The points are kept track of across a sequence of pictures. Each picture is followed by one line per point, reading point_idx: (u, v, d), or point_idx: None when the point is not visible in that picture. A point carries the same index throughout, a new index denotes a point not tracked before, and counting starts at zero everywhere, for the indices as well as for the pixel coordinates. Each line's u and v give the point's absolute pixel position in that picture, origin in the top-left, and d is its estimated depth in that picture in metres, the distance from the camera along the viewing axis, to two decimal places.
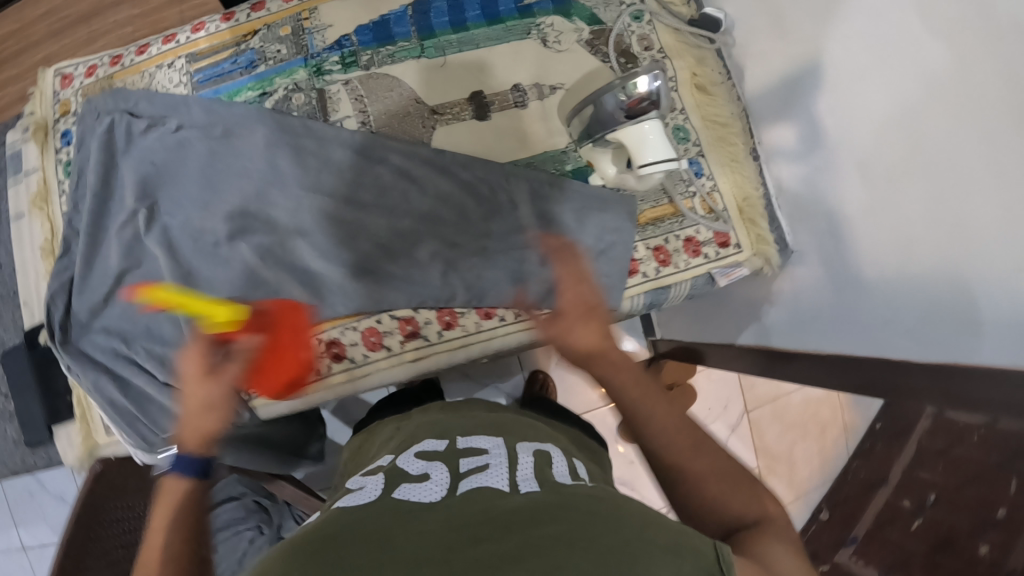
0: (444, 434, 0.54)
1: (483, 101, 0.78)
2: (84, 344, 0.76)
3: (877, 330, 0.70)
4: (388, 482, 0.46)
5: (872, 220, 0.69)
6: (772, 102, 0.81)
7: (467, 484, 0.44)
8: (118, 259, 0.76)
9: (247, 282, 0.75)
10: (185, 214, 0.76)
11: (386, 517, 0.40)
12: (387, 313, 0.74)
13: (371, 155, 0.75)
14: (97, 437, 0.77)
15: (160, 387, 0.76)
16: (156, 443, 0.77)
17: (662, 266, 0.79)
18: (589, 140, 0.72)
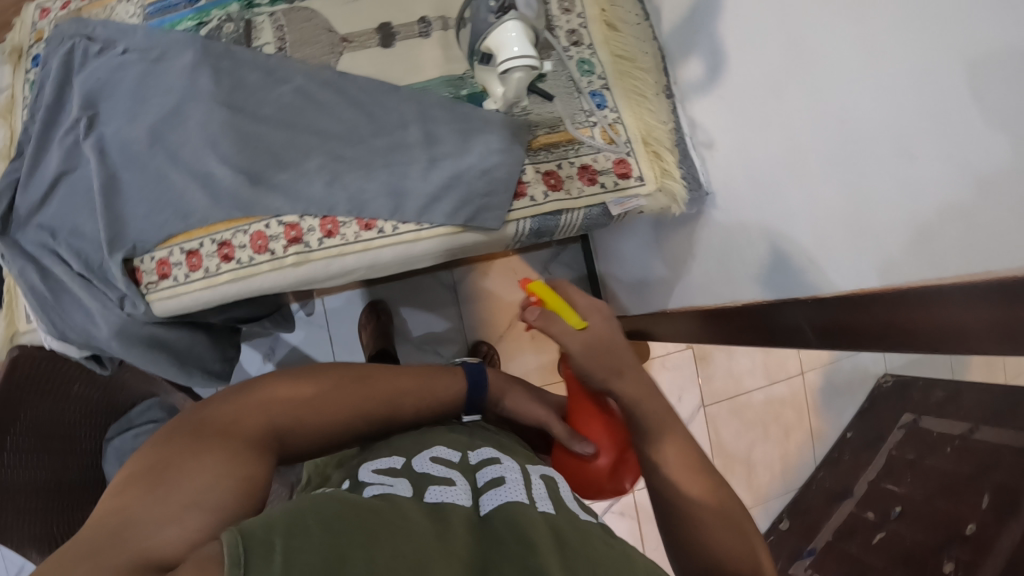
0: (457, 447, 0.69)
1: (390, 31, 0.81)
2: (20, 237, 0.85)
3: (824, 261, 0.66)
4: (416, 485, 0.58)
5: (788, 144, 0.68)
6: (683, 39, 0.81)
7: (486, 500, 0.57)
8: (57, 162, 0.85)
9: (158, 187, 0.81)
10: (116, 124, 0.84)
11: (423, 512, 0.52)
12: (276, 219, 0.77)
13: (279, 76, 0.81)
14: (18, 324, 0.86)
15: (73, 277, 0.82)
16: (68, 332, 0.84)
17: (552, 191, 0.77)
18: (473, 57, 0.72)
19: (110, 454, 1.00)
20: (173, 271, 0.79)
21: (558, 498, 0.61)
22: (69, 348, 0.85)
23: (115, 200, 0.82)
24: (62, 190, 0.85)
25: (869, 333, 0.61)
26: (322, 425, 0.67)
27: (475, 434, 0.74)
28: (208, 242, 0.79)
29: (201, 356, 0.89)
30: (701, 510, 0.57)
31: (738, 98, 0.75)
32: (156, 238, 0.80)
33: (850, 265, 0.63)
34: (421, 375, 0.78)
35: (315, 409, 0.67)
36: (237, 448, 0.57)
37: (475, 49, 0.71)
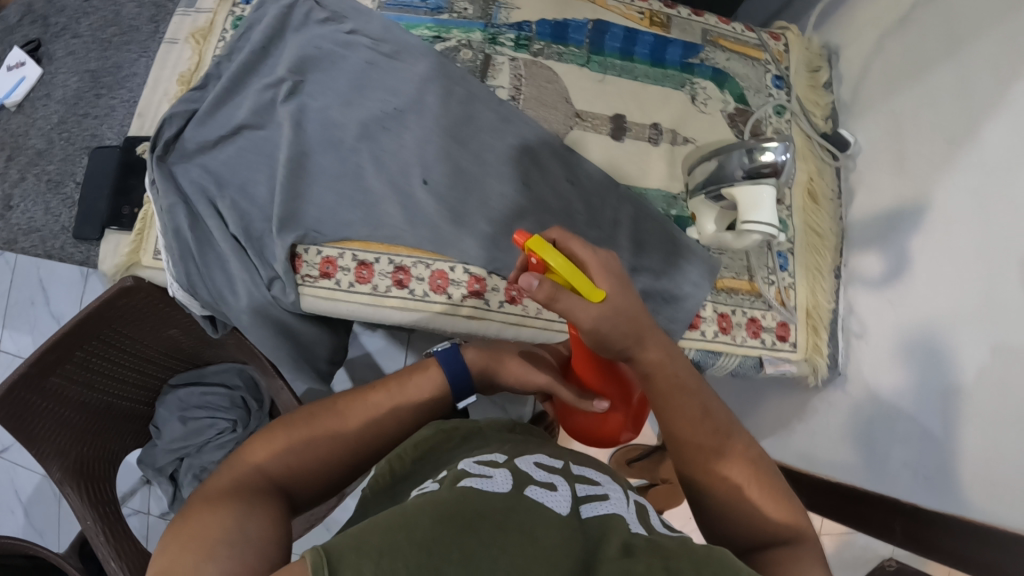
0: (557, 454, 0.53)
1: (622, 125, 0.83)
2: (177, 169, 0.80)
3: (940, 478, 0.70)
4: (517, 480, 0.43)
5: (938, 362, 0.72)
6: (870, 231, 0.86)
7: (589, 510, 0.43)
8: (245, 113, 0.81)
9: (351, 183, 0.79)
10: (324, 101, 0.81)
11: (519, 514, 0.38)
12: (463, 265, 0.76)
13: (505, 123, 0.80)
14: (143, 255, 0.82)
15: (227, 237, 0.78)
16: (198, 288, 0.78)
17: (720, 333, 0.81)
18: (704, 191, 0.77)
19: (170, 400, 0.96)
20: (338, 274, 0.77)
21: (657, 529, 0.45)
22: (191, 305, 0.79)
23: (299, 178, 0.79)
24: (240, 142, 0.81)
25: (964, 559, 0.64)
26: (324, 453, 0.56)
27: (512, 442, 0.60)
28: (386, 260, 0.77)
29: (316, 354, 0.87)
30: (765, 518, 0.47)
31: (909, 300, 0.78)
32: (333, 235, 0.77)
33: (960, 487, 0.67)
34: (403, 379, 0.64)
35: (309, 448, 0.55)
36: (244, 501, 0.47)
37: (711, 186, 0.75)
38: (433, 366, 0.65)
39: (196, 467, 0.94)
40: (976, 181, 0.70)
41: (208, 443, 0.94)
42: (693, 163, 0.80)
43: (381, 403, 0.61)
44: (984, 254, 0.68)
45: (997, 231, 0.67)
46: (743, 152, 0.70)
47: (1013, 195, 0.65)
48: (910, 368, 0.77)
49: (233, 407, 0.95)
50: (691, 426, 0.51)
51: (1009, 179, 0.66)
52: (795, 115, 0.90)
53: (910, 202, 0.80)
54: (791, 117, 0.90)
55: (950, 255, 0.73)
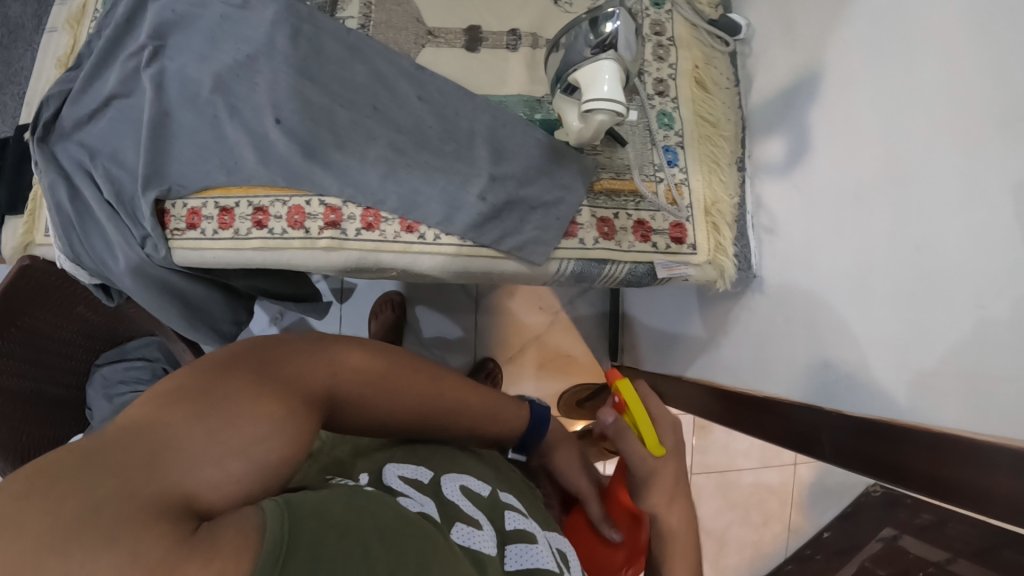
0: (483, 479, 0.64)
1: (477, 35, 0.79)
2: (59, 148, 0.82)
3: (858, 374, 0.63)
4: (445, 515, 0.52)
5: (851, 246, 0.65)
6: (771, 114, 0.77)
7: (512, 554, 0.53)
8: (113, 83, 0.82)
9: (211, 135, 0.79)
10: (182, 60, 0.81)
11: (438, 534, 0.45)
12: (319, 198, 0.75)
13: (356, 53, 0.79)
14: (36, 234, 0.84)
15: (100, 204, 0.79)
16: (83, 257, 0.81)
17: (602, 239, 0.75)
18: (559, 85, 0.71)
19: (96, 381, 0.97)
20: (202, 224, 0.77)
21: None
22: (80, 274, 0.82)
23: (163, 136, 0.79)
24: (111, 113, 0.82)
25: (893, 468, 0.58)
26: (370, 414, 0.59)
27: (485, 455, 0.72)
28: (245, 204, 0.76)
29: (211, 313, 0.89)
30: None
31: (811, 183, 0.71)
32: (195, 185, 0.78)
33: (880, 382, 0.60)
34: (481, 391, 0.72)
35: (374, 391, 0.58)
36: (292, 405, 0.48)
37: (562, 77, 0.69)
38: (524, 409, 0.77)
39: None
40: (865, 34, 0.62)
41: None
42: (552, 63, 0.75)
43: (451, 411, 0.66)
44: (883, 114, 0.61)
45: (894, 103, 0.59)
46: (584, 30, 0.66)
47: (906, 39, 0.58)
48: (828, 272, 0.68)
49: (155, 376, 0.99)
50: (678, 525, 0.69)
51: (900, 21, 0.58)
52: (676, 3, 0.82)
53: (802, 84, 0.72)
54: (672, 5, 0.83)
55: (849, 123, 0.65)
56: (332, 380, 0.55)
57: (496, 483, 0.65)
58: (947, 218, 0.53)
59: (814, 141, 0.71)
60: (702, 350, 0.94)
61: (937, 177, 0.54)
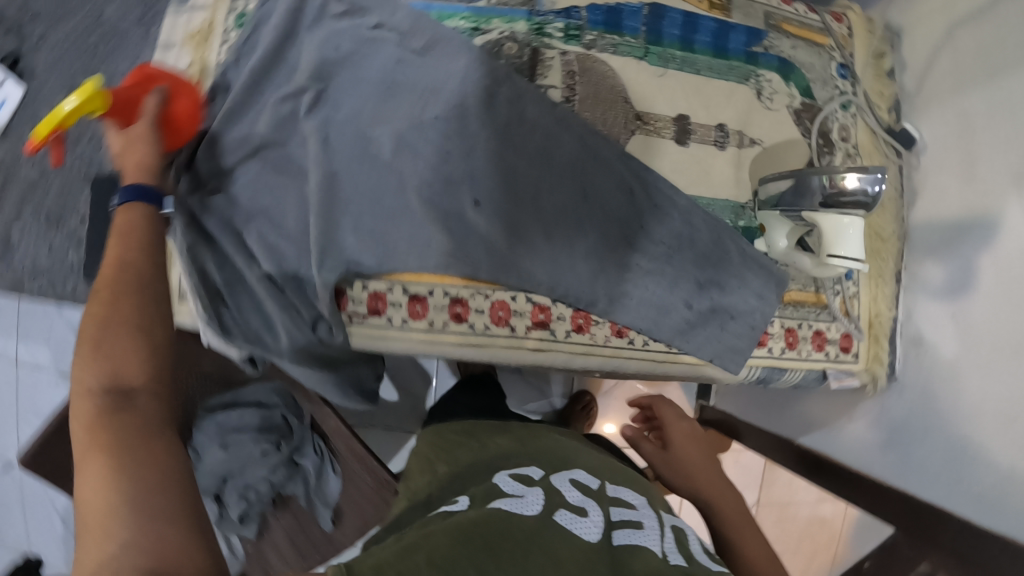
0: (595, 475, 0.65)
1: (687, 127, 0.76)
2: (197, 201, 0.71)
3: (975, 490, 0.74)
4: (548, 502, 0.55)
5: (993, 381, 0.73)
6: (932, 237, 0.83)
7: (620, 536, 0.53)
8: (264, 129, 0.71)
9: (390, 206, 0.71)
10: (357, 113, 0.71)
11: (525, 530, 0.50)
12: (525, 294, 0.71)
13: (563, 126, 0.72)
14: (167, 301, 0.76)
15: (257, 275, 0.70)
16: (233, 334, 0.71)
17: (788, 349, 0.79)
18: (776, 208, 0.74)
19: (206, 427, 0.84)
20: (388, 311, 0.70)
21: (691, 555, 0.55)
22: (228, 349, 0.73)
23: (334, 202, 0.70)
24: (262, 163, 0.72)
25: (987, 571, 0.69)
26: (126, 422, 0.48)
27: (574, 453, 0.72)
28: (440, 293, 0.71)
29: (361, 377, 0.82)
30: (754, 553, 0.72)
31: (967, 315, 0.78)
32: (376, 265, 0.70)
33: (1006, 507, 0.70)
34: (124, 235, 0.58)
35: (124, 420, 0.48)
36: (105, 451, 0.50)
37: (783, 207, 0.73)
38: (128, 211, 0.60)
39: (239, 487, 0.85)
40: None
41: (252, 465, 0.85)
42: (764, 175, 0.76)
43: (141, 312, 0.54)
44: None
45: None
46: (823, 176, 0.68)
47: None
48: (969, 402, 0.76)
49: (273, 427, 0.86)
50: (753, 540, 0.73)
51: None
52: (862, 109, 0.84)
53: (978, 223, 0.77)
54: (857, 111, 0.84)
55: (1020, 277, 0.71)
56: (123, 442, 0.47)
57: (602, 473, 0.67)
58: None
59: (983, 275, 0.76)
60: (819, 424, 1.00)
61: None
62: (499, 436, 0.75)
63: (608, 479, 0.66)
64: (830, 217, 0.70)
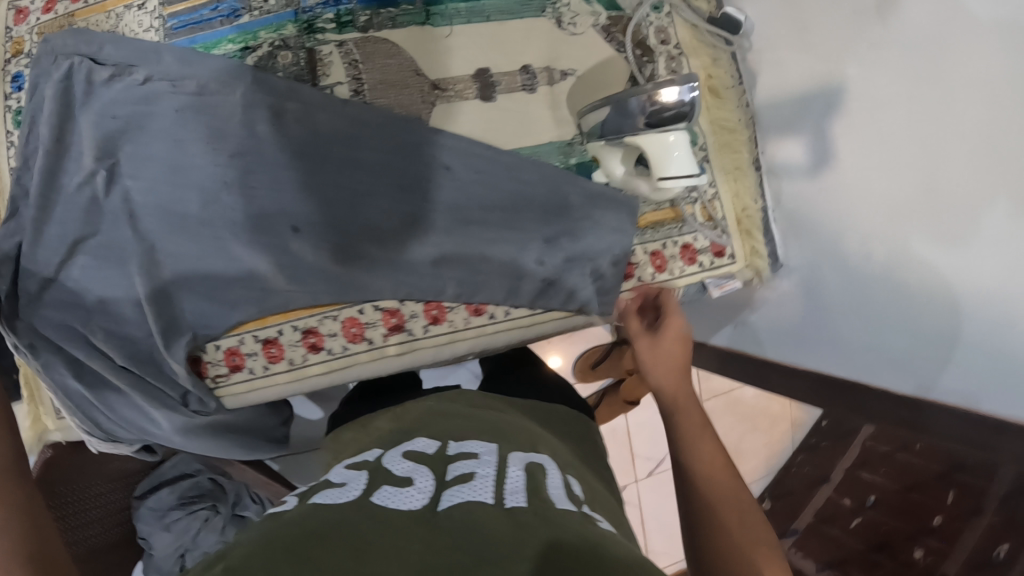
0: (438, 435, 0.54)
1: (489, 80, 0.73)
2: (37, 318, 0.70)
3: (886, 358, 0.70)
4: (372, 481, 0.44)
5: (873, 244, 0.69)
6: (780, 114, 0.80)
7: (449, 497, 0.42)
8: (74, 225, 0.69)
9: (218, 264, 0.69)
10: (154, 181, 0.68)
11: (337, 512, 0.38)
12: (372, 303, 0.71)
13: (362, 125, 0.68)
14: (46, 420, 0.73)
15: (118, 371, 0.69)
16: (121, 436, 0.73)
17: (658, 273, 0.78)
18: (601, 138, 0.70)
19: (145, 514, 0.87)
20: (248, 362, 0.72)
21: (538, 489, 0.44)
22: (121, 448, 0.74)
23: (161, 274, 0.69)
24: (85, 258, 0.70)
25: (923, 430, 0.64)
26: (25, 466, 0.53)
27: (444, 418, 0.58)
28: (289, 329, 0.72)
29: (265, 426, 0.82)
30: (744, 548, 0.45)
31: (834, 189, 0.74)
32: (225, 322, 0.70)
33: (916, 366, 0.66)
34: None
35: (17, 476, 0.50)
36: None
37: (608, 136, 0.69)
38: None
39: (201, 555, 0.89)
40: (889, 45, 0.64)
41: (202, 532, 0.89)
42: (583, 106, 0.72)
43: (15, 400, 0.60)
44: (911, 122, 0.63)
45: (921, 115, 0.62)
46: (640, 96, 0.64)
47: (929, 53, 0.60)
48: (851, 273, 0.73)
49: (207, 491, 0.91)
50: (707, 447, 0.54)
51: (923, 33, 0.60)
52: (674, 6, 0.80)
53: (823, 94, 0.73)
54: (671, 10, 0.80)
55: (876, 130, 0.67)
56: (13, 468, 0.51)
57: (464, 431, 0.55)
58: (972, 236, 0.58)
59: (835, 149, 0.73)
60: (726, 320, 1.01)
61: (965, 185, 0.59)
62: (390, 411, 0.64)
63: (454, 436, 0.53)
64: (652, 137, 0.67)
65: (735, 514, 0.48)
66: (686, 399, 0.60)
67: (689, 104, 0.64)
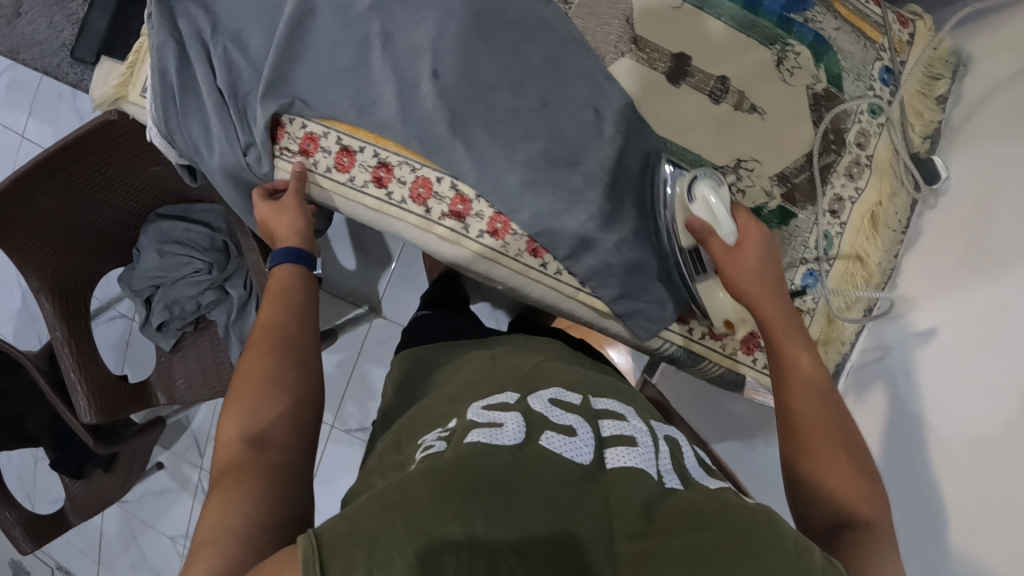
0: (573, 387, 0.54)
1: (683, 67, 0.70)
2: (180, 6, 0.70)
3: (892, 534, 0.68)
4: (531, 426, 0.46)
5: (936, 434, 0.66)
6: (924, 281, 0.75)
7: (614, 458, 0.45)
8: None
9: (353, 58, 0.68)
10: None
11: (503, 464, 0.41)
12: (451, 180, 0.68)
13: (547, 30, 0.69)
14: (131, 91, 0.71)
15: (209, 90, 0.69)
16: (178, 141, 0.70)
17: (709, 336, 0.72)
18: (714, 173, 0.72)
19: (152, 229, 0.80)
20: (317, 155, 0.70)
21: (684, 472, 0.47)
22: (168, 153, 0.71)
23: (299, 37, 0.68)
24: None
25: None
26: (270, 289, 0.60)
27: (562, 369, 0.58)
28: (369, 152, 0.69)
29: None
30: (832, 485, 0.47)
31: (942, 364, 0.68)
32: (320, 110, 0.69)
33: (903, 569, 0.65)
34: None
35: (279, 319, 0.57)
36: (301, 323, 0.58)
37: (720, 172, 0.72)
38: None
39: (168, 298, 0.80)
40: None
41: (183, 279, 0.80)
42: (733, 139, 0.72)
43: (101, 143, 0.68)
44: None
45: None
46: (731, 100, 0.71)
47: None
48: (902, 447, 0.70)
49: (213, 249, 0.81)
50: (806, 372, 0.53)
51: None
52: (892, 121, 0.75)
53: (1000, 267, 0.65)
54: (886, 123, 0.75)
55: (1007, 349, 0.62)
56: (300, 286, 0.61)
57: (591, 386, 0.56)
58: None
59: (965, 325, 0.67)
60: (731, 434, 0.92)
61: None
62: (511, 349, 0.64)
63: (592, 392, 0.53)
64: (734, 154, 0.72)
65: (840, 459, 0.48)
66: (773, 298, 0.57)
67: (726, 86, 0.71)
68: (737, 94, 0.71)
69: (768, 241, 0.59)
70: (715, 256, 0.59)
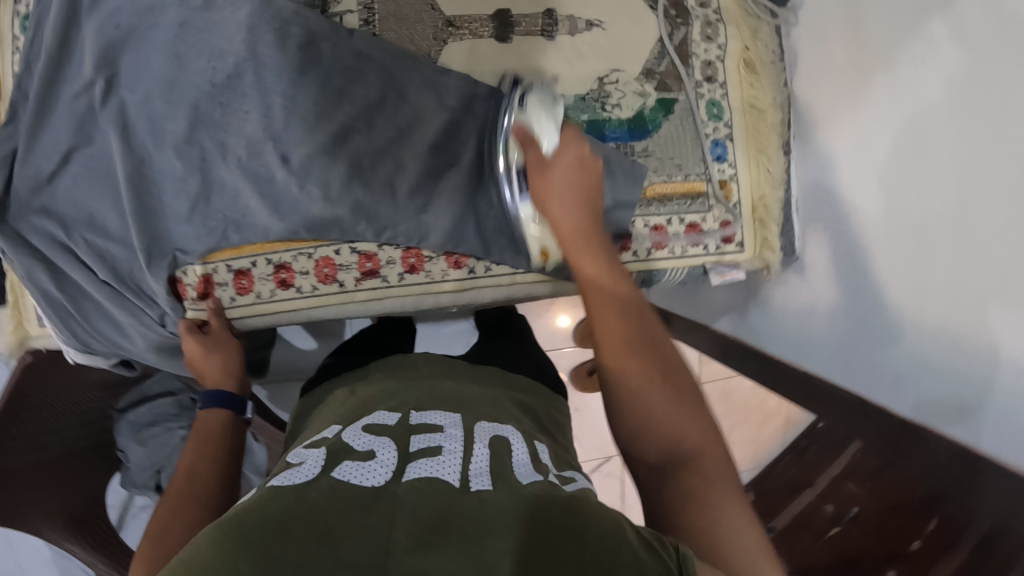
0: (399, 405, 0.46)
1: (508, 21, 0.69)
2: (22, 227, 0.69)
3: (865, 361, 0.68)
4: (329, 458, 0.38)
5: (887, 250, 0.65)
6: (818, 103, 0.74)
7: (416, 471, 0.37)
8: (66, 134, 0.67)
9: (203, 188, 0.67)
10: (143, 93, 0.65)
11: (285, 500, 0.33)
12: (348, 245, 0.70)
13: (364, 58, 0.66)
14: (28, 327, 0.78)
15: (98, 285, 0.70)
16: (95, 344, 0.73)
17: (656, 249, 0.74)
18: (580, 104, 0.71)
19: (122, 427, 0.85)
20: (218, 291, 0.71)
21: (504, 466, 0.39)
22: (96, 360, 0.75)
23: (146, 193, 0.68)
24: (76, 169, 0.69)
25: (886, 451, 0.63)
26: (199, 447, 0.57)
27: (416, 385, 0.50)
28: (263, 262, 0.70)
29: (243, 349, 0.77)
30: (653, 425, 0.42)
31: (870, 178, 0.67)
32: (200, 247, 0.68)
33: (889, 388, 0.65)
34: None
35: (208, 475, 0.53)
36: (225, 482, 0.54)
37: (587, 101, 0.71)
38: None
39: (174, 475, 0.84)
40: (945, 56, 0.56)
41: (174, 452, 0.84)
42: (586, 61, 0.71)
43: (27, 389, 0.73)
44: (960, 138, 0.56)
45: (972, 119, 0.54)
46: (567, 27, 0.71)
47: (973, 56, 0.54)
48: (857, 279, 0.70)
49: (186, 411, 0.86)
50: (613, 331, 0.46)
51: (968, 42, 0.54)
52: None
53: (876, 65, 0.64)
54: None
55: (916, 123, 0.60)
56: (230, 439, 0.59)
57: (422, 398, 0.47)
58: (998, 257, 0.52)
59: (870, 140, 0.66)
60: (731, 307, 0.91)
61: (987, 180, 0.53)
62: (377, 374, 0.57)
63: (417, 406, 0.45)
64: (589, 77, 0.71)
65: (654, 396, 0.43)
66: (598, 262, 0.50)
67: (552, 18, 0.71)
68: (565, 20, 0.71)
69: (582, 165, 0.55)
70: (530, 167, 0.57)
